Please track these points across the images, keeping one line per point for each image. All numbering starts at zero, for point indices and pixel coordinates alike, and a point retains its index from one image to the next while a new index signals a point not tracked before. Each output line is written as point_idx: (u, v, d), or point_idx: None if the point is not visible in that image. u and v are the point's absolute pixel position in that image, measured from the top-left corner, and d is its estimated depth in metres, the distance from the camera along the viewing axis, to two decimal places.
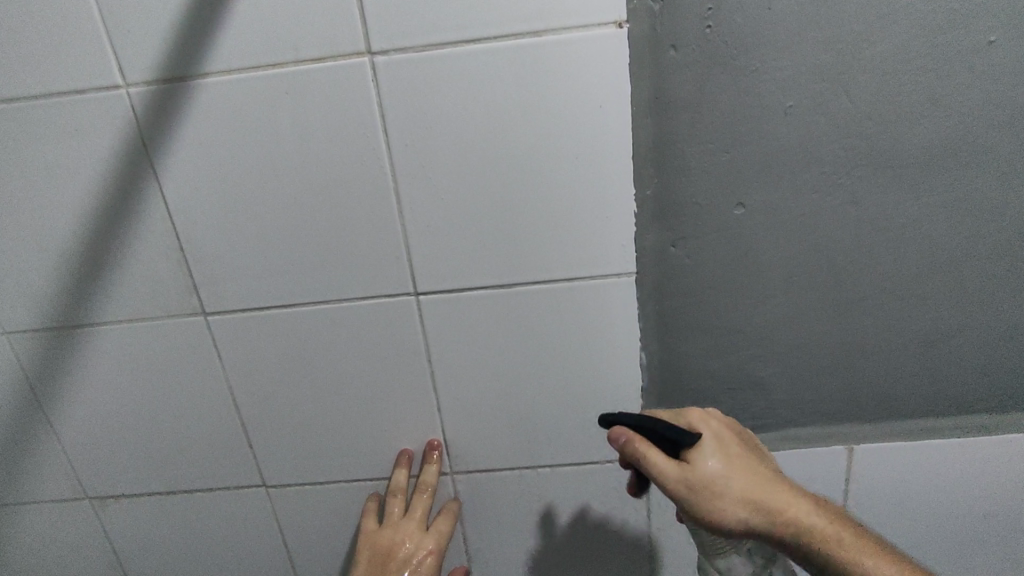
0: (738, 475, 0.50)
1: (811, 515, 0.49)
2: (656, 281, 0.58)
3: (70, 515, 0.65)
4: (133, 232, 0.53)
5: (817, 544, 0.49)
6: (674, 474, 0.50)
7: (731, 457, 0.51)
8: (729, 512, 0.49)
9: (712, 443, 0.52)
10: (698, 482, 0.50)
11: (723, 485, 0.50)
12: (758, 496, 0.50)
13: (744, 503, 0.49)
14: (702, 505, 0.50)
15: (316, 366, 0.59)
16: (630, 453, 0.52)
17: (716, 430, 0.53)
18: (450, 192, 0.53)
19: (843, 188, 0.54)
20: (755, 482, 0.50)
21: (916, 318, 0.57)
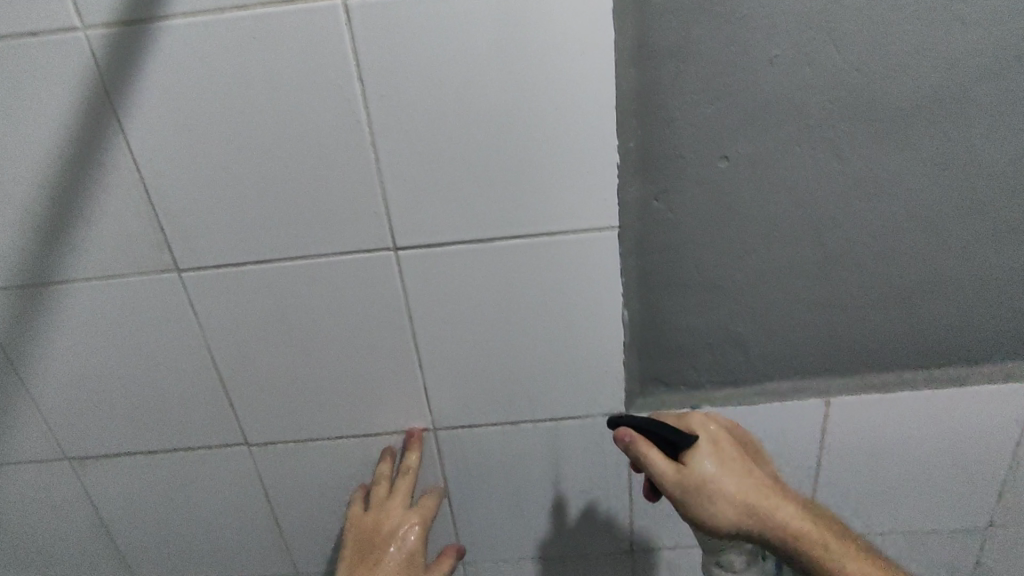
0: (733, 477, 0.51)
1: (800, 518, 0.51)
2: (637, 236, 0.55)
3: (66, 463, 0.67)
4: (102, 185, 0.53)
5: (803, 548, 0.51)
6: (671, 474, 0.51)
7: (728, 459, 0.52)
8: (722, 512, 0.50)
9: (709, 445, 0.53)
10: (694, 482, 0.51)
11: (719, 486, 0.51)
12: (752, 499, 0.51)
13: (737, 505, 0.50)
14: (697, 505, 0.51)
15: (294, 326, 0.58)
16: (633, 453, 0.52)
17: (714, 433, 0.54)
18: (430, 143, 0.51)
19: (827, 140, 0.52)
20: (749, 486, 0.51)
21: (897, 275, 0.57)
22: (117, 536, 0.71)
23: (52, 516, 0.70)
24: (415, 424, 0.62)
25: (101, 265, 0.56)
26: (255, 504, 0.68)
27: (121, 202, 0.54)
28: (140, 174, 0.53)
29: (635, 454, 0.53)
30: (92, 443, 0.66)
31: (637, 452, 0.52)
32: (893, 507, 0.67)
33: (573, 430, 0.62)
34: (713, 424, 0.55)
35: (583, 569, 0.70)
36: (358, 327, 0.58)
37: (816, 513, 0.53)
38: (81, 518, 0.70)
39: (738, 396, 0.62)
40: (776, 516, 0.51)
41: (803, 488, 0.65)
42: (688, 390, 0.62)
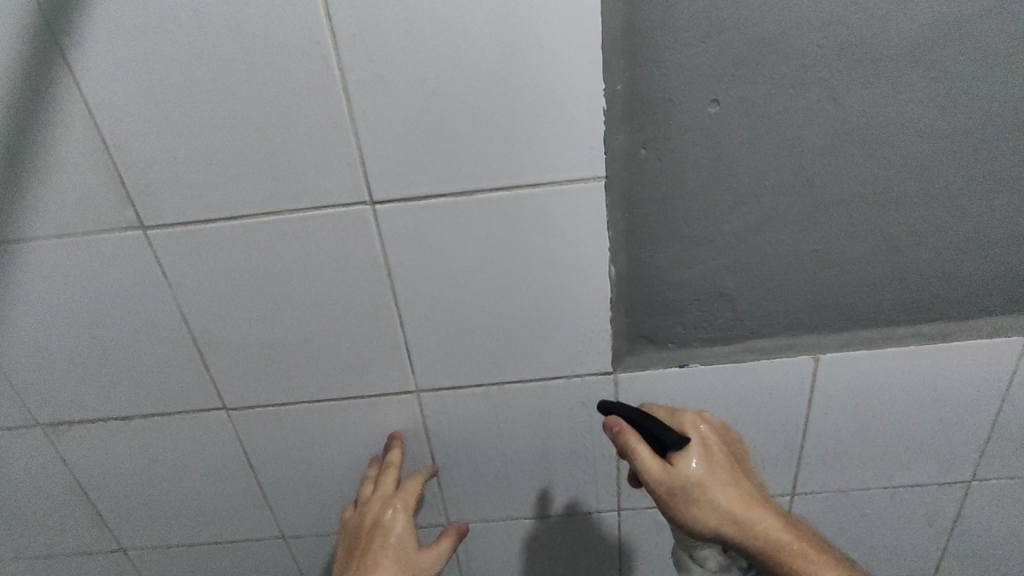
0: (721, 486, 0.51)
1: (784, 533, 0.50)
2: (623, 187, 0.53)
3: (38, 430, 0.65)
4: (56, 136, 0.50)
5: (787, 563, 0.50)
6: (657, 474, 0.51)
7: (717, 465, 0.52)
8: (703, 517, 0.51)
9: (699, 449, 0.52)
10: (679, 486, 0.50)
11: (704, 494, 0.50)
12: (736, 510, 0.51)
13: (719, 514, 0.51)
14: (679, 506, 0.51)
15: (267, 285, 0.56)
16: (622, 443, 0.52)
17: (705, 436, 0.53)
18: (405, 88, 0.48)
19: (823, 83, 0.49)
20: (734, 495, 0.51)
21: (889, 226, 0.55)
22: (96, 502, 0.70)
23: (28, 483, 0.69)
24: (397, 385, 0.61)
25: (61, 222, 0.53)
26: (235, 468, 0.67)
27: (78, 154, 0.51)
28: (97, 124, 0.50)
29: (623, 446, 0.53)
30: (64, 408, 0.64)
31: (627, 445, 0.52)
32: (878, 462, 0.67)
33: (558, 390, 0.61)
34: (707, 425, 0.54)
35: (569, 528, 0.70)
36: (335, 285, 0.56)
37: (801, 526, 0.52)
38: (58, 485, 0.69)
39: (725, 352, 0.61)
40: (759, 529, 0.50)
41: (790, 443, 0.65)
42: (675, 347, 0.61)
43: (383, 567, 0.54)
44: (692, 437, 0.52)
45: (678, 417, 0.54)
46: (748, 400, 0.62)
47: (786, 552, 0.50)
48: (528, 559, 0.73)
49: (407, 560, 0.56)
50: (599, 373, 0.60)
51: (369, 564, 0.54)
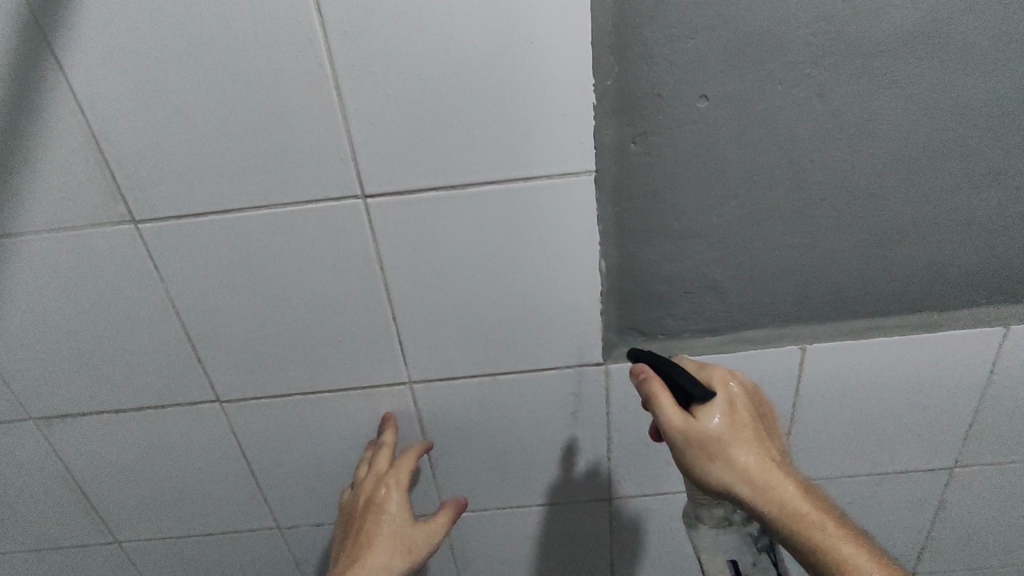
0: (743, 444, 0.50)
1: (803, 504, 0.48)
2: (614, 181, 0.54)
3: (31, 423, 0.65)
4: (44, 131, 0.50)
5: (802, 533, 0.48)
6: (678, 424, 0.50)
7: (741, 424, 0.51)
8: (719, 473, 0.50)
9: (724, 405, 0.51)
10: (699, 437, 0.50)
11: (724, 449, 0.49)
12: (755, 471, 0.49)
13: (737, 473, 0.49)
14: (696, 458, 0.50)
15: (260, 279, 0.56)
16: (644, 389, 0.52)
17: (733, 394, 0.52)
18: (396, 83, 0.48)
19: (810, 78, 0.50)
20: (753, 454, 0.50)
21: (875, 219, 0.56)
22: (90, 495, 0.70)
23: (21, 477, 0.69)
24: (390, 377, 0.62)
25: (50, 216, 0.53)
26: (231, 460, 0.67)
27: (68, 149, 0.51)
28: (85, 118, 0.49)
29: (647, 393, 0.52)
30: (57, 402, 0.64)
31: (647, 390, 0.52)
32: (863, 450, 0.68)
33: (550, 381, 0.62)
34: (736, 385, 0.53)
35: (562, 516, 0.71)
36: (328, 279, 0.56)
37: (824, 502, 0.50)
38: (51, 479, 0.69)
39: (714, 343, 0.62)
40: (777, 494, 0.49)
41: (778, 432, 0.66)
42: (665, 338, 0.62)
43: (375, 546, 0.57)
44: (718, 393, 0.51)
45: (707, 374, 0.53)
46: None
47: (800, 522, 0.48)
48: (521, 548, 0.74)
49: (399, 538, 0.58)
50: (590, 365, 0.61)
51: (362, 543, 0.57)
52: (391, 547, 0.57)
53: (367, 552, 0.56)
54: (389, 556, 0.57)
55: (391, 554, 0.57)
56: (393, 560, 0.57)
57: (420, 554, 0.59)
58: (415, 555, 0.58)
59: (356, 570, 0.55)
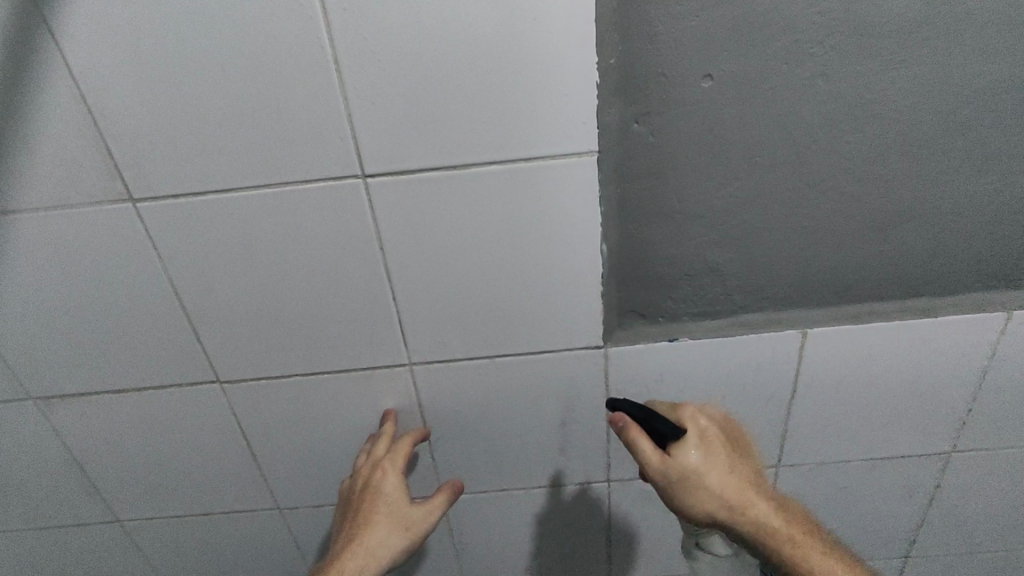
0: (718, 472, 0.54)
1: (774, 518, 0.54)
2: (616, 162, 0.53)
3: (31, 403, 0.65)
4: (41, 108, 0.49)
5: (774, 545, 0.54)
6: (659, 464, 0.54)
7: (713, 454, 0.55)
8: (701, 504, 0.54)
9: (697, 439, 0.55)
10: (680, 474, 0.54)
11: (702, 481, 0.53)
12: (733, 496, 0.54)
13: (716, 501, 0.54)
14: (678, 492, 0.54)
15: (259, 259, 0.56)
16: (623, 435, 0.56)
17: (701, 427, 0.56)
18: (396, 60, 0.47)
19: (815, 59, 0.49)
20: (728, 481, 0.54)
21: (878, 202, 0.56)
22: (91, 475, 0.71)
23: (23, 457, 0.69)
24: (389, 359, 0.62)
25: (48, 195, 0.53)
26: (230, 441, 0.68)
27: (65, 126, 0.50)
28: (81, 95, 0.49)
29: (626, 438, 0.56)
30: (56, 382, 0.64)
31: (627, 436, 0.55)
32: (861, 434, 0.68)
33: (550, 363, 0.62)
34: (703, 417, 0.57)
35: (561, 498, 0.72)
36: (328, 259, 0.56)
37: (788, 511, 0.56)
38: (52, 459, 0.69)
39: (713, 327, 0.62)
40: (751, 513, 0.54)
41: (777, 416, 0.67)
42: (665, 320, 0.62)
43: (373, 524, 0.59)
44: (688, 428, 0.56)
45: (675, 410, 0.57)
46: (736, 375, 0.63)
47: (775, 535, 0.54)
48: (519, 530, 0.75)
49: (396, 516, 0.59)
50: (590, 348, 0.61)
51: (360, 523, 0.59)
52: (388, 525, 0.59)
53: (365, 531, 0.58)
54: (387, 534, 0.59)
55: (389, 532, 0.59)
56: (391, 537, 0.59)
57: (418, 532, 0.60)
58: (413, 533, 0.60)
59: (355, 548, 0.57)
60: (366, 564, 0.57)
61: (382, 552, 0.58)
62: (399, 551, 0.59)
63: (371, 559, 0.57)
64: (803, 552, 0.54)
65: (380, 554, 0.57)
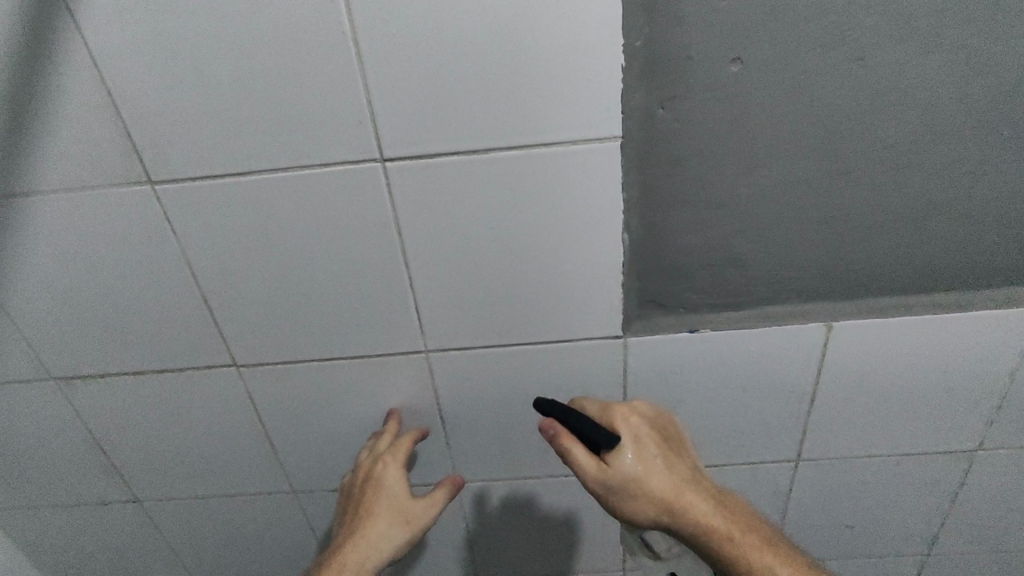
0: (654, 476, 0.53)
1: (714, 518, 0.52)
2: (639, 148, 0.52)
3: (52, 383, 0.66)
4: (61, 88, 0.49)
5: (715, 546, 0.52)
6: (594, 474, 0.53)
7: (649, 457, 0.54)
8: (640, 508, 0.53)
9: (631, 444, 0.54)
10: (615, 482, 0.53)
11: (638, 487, 0.53)
12: (671, 500, 0.53)
13: (654, 505, 0.53)
14: (618, 499, 0.54)
15: (276, 243, 0.56)
16: (558, 445, 0.55)
17: (634, 429, 0.55)
18: (416, 42, 0.46)
19: (850, 41, 0.48)
20: (665, 483, 0.53)
21: (909, 191, 0.54)
22: (110, 455, 0.72)
23: (45, 435, 0.70)
24: (406, 345, 0.61)
25: (68, 176, 0.53)
26: (246, 424, 0.68)
27: (84, 107, 0.50)
28: (101, 75, 0.49)
29: (561, 448, 0.55)
30: (77, 362, 0.64)
31: (562, 446, 0.55)
32: (885, 429, 0.67)
33: (567, 352, 0.61)
34: (636, 417, 0.56)
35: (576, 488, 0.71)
36: (345, 244, 0.56)
37: (732, 509, 0.54)
38: (72, 438, 0.70)
39: (735, 318, 0.60)
40: (690, 514, 0.52)
41: (797, 409, 0.65)
42: (685, 311, 0.60)
43: (374, 518, 0.59)
44: (621, 433, 0.55)
45: (610, 413, 0.57)
46: (756, 367, 0.62)
47: (716, 535, 0.52)
48: (532, 519, 0.74)
49: (397, 510, 0.60)
50: (608, 337, 0.60)
51: (362, 515, 0.60)
52: (390, 518, 0.60)
53: (366, 523, 0.59)
54: (388, 526, 0.59)
55: (390, 525, 0.59)
56: (391, 530, 0.59)
57: (419, 526, 0.61)
58: (413, 526, 0.60)
59: (356, 541, 0.58)
60: (367, 557, 0.58)
61: (383, 545, 0.58)
62: (400, 544, 0.59)
63: (372, 552, 0.58)
64: (743, 550, 0.52)
65: (381, 547, 0.58)
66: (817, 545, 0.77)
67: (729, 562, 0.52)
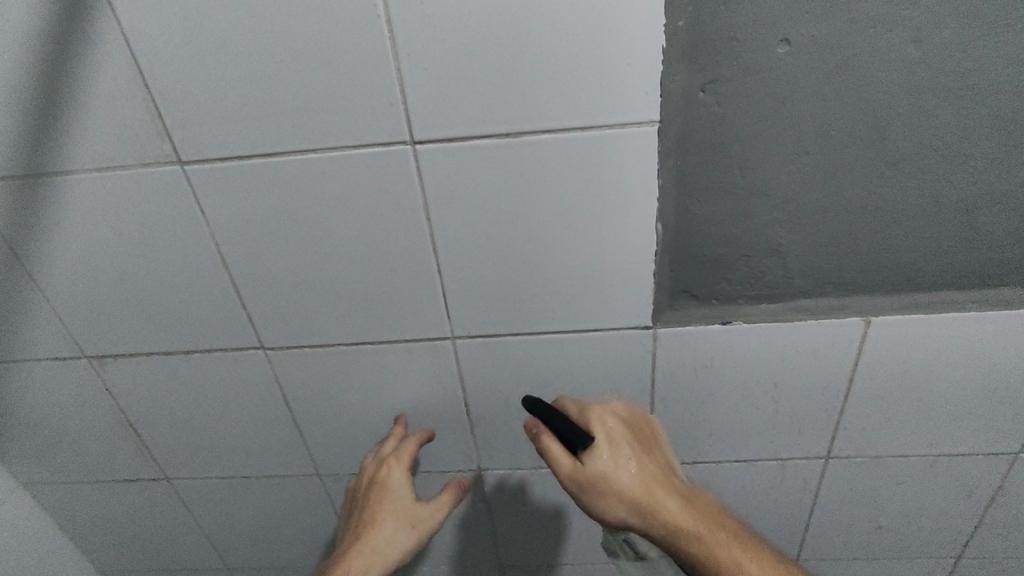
0: (625, 473, 0.52)
1: (685, 518, 0.51)
2: (678, 133, 0.50)
3: (85, 361, 0.67)
4: (94, 66, 0.49)
5: (687, 547, 0.50)
6: (567, 468, 0.53)
7: (622, 455, 0.53)
8: (611, 506, 0.52)
9: (605, 442, 0.54)
10: (587, 479, 0.52)
11: (610, 484, 0.52)
12: (641, 498, 0.51)
13: (627, 504, 0.52)
14: (591, 498, 0.53)
15: (304, 226, 0.55)
16: (538, 443, 0.55)
17: (609, 430, 0.55)
18: (449, 22, 0.45)
19: (907, 21, 0.45)
20: (636, 481, 0.52)
21: (961, 182, 0.51)
22: (140, 434, 0.73)
23: (76, 411, 0.71)
24: (433, 331, 0.61)
25: (100, 156, 0.53)
26: (272, 406, 0.68)
27: (116, 86, 0.50)
28: (133, 54, 0.48)
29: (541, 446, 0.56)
30: (108, 340, 0.65)
31: (542, 444, 0.55)
32: (920, 430, 0.65)
33: (596, 342, 0.60)
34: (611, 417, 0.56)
35: None
36: (373, 228, 0.55)
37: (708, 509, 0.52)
38: (102, 415, 0.71)
39: (771, 311, 0.58)
40: (660, 513, 0.51)
41: (831, 406, 0.63)
42: (719, 304, 0.59)
43: (380, 522, 0.60)
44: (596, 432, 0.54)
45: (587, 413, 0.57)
46: (789, 362, 0.60)
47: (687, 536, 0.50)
48: (554, 510, 0.73)
49: (403, 513, 0.61)
50: (639, 328, 0.59)
51: (367, 519, 0.60)
52: (396, 522, 0.60)
53: (370, 527, 0.59)
54: (394, 531, 0.60)
55: (395, 529, 0.60)
56: (397, 535, 0.60)
57: (426, 529, 0.62)
58: (419, 530, 0.61)
59: (359, 547, 0.58)
60: (372, 563, 0.57)
61: (387, 550, 0.59)
62: (406, 548, 0.60)
63: (377, 558, 0.58)
64: (715, 550, 0.49)
65: (386, 552, 0.58)
66: (845, 545, 0.75)
67: (704, 565, 0.49)
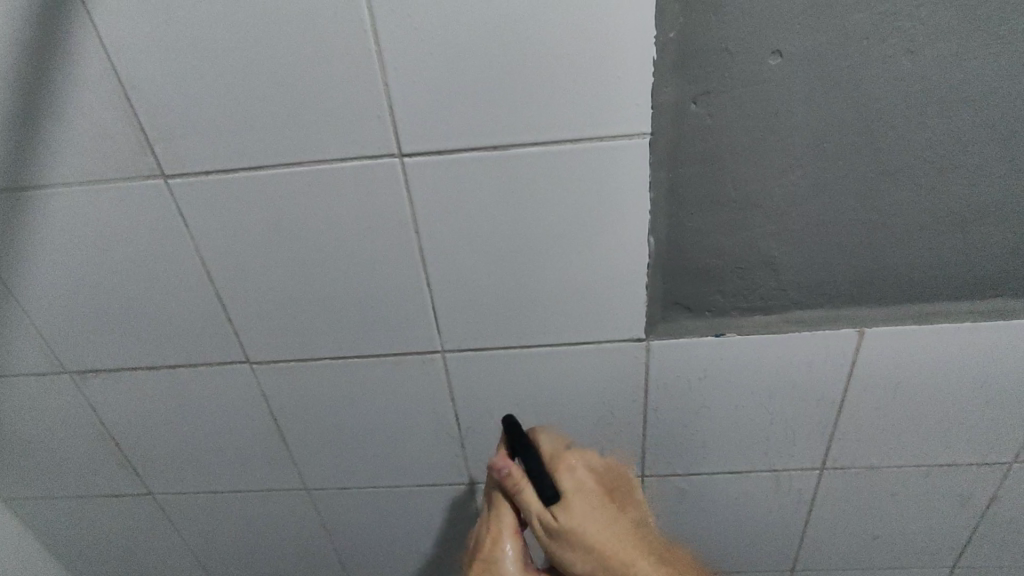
0: (596, 527, 0.50)
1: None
2: (669, 145, 0.50)
3: (66, 377, 0.65)
4: (72, 79, 0.48)
5: None
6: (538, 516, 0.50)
7: (593, 507, 0.51)
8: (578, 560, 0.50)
9: (578, 492, 0.51)
10: (557, 531, 0.49)
11: (581, 537, 0.49)
12: (610, 556, 0.50)
13: (595, 559, 0.50)
14: (556, 547, 0.50)
15: (290, 239, 0.54)
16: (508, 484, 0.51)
17: (581, 477, 0.53)
18: (435, 32, 0.44)
19: (899, 33, 0.45)
20: (607, 535, 0.50)
21: (955, 194, 0.51)
22: (125, 451, 0.71)
23: (58, 428, 0.70)
24: (422, 345, 0.60)
25: (80, 169, 0.52)
26: (259, 421, 0.67)
27: (95, 98, 0.49)
28: (113, 67, 0.47)
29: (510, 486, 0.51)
30: (91, 356, 0.64)
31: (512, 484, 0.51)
32: (914, 440, 0.64)
33: (588, 355, 0.59)
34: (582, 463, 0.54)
35: None
36: (361, 241, 0.54)
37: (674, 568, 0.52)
38: (85, 432, 0.70)
39: (765, 323, 0.58)
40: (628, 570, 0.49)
41: (825, 418, 0.63)
42: (712, 316, 0.58)
43: None
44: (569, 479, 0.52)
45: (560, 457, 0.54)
46: (783, 374, 0.60)
47: None
48: None
49: None
50: (631, 341, 0.58)
51: None
52: None
53: None
54: None
55: None
56: None
57: None
58: None
59: None
60: None
61: None
62: None
63: None
64: None
65: None
66: (841, 556, 0.74)
67: None
